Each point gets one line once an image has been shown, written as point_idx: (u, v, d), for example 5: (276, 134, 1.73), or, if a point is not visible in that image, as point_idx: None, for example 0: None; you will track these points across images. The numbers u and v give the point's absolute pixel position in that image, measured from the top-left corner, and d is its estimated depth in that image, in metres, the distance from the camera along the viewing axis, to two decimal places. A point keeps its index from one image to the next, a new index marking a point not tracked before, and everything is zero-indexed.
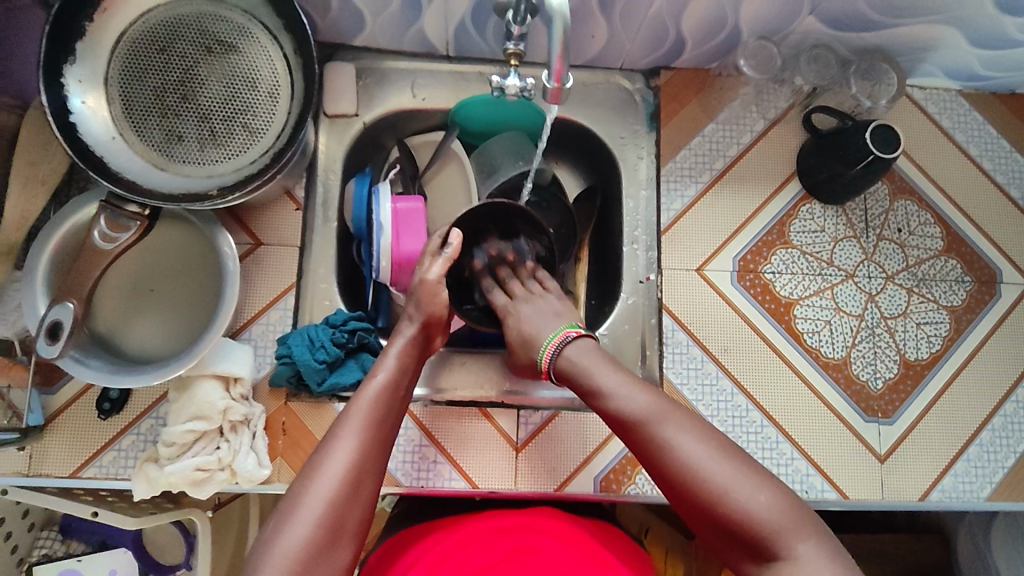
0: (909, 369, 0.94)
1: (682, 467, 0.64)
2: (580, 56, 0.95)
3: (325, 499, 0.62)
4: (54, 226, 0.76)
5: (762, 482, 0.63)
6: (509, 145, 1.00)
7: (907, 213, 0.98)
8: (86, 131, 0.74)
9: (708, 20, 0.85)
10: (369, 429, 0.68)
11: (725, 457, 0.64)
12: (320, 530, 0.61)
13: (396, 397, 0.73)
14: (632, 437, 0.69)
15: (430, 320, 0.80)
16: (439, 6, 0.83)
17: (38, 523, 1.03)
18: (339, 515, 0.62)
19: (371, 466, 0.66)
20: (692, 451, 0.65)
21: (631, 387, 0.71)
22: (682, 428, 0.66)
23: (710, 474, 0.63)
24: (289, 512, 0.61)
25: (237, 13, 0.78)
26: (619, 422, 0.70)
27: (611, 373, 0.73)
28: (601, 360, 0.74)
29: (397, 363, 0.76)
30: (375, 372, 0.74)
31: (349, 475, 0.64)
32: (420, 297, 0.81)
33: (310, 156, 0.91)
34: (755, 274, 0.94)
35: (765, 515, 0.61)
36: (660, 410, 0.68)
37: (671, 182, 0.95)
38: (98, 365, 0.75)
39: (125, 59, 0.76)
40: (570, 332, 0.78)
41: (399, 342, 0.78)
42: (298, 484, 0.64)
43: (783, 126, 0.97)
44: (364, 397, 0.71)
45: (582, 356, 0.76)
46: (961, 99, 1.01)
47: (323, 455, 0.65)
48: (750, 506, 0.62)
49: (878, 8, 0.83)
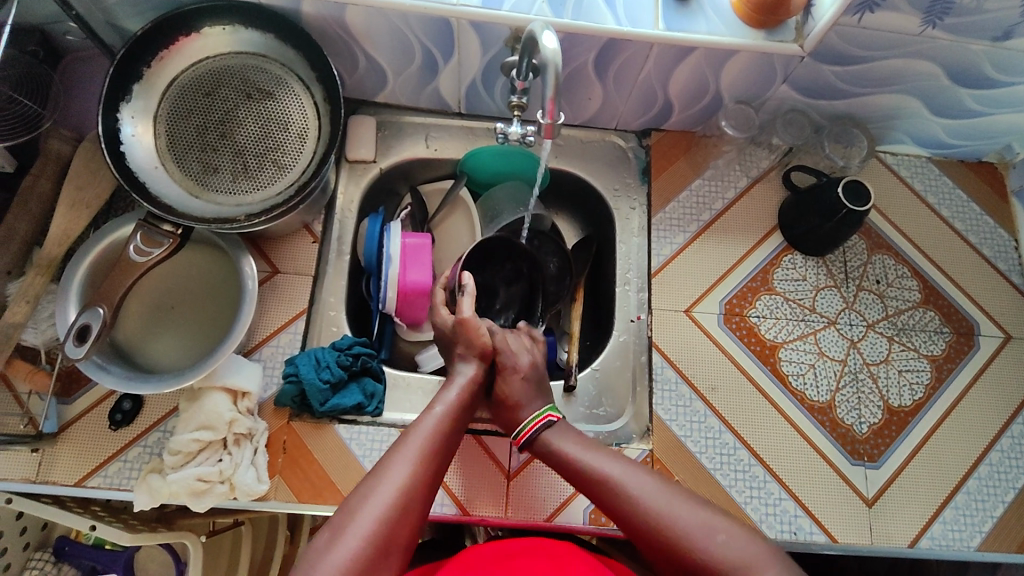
0: (893, 415, 0.96)
1: (643, 514, 0.66)
2: (576, 117, 1.05)
3: (379, 515, 0.62)
4: (93, 243, 0.83)
5: (726, 524, 0.64)
6: (510, 193, 1.10)
7: (884, 266, 1.04)
8: (133, 159, 0.83)
9: (692, 86, 0.95)
10: (426, 457, 0.69)
11: (684, 501, 0.67)
12: (367, 546, 0.60)
13: (453, 429, 0.74)
14: (601, 498, 0.70)
15: (480, 356, 0.83)
16: (454, 69, 0.94)
17: (33, 544, 1.03)
18: (389, 534, 0.62)
19: (425, 493, 0.66)
20: (653, 496, 0.67)
21: (595, 452, 0.74)
22: (644, 481, 0.69)
23: (669, 517, 0.65)
24: (336, 528, 0.61)
25: (276, 65, 0.89)
26: (588, 486, 0.72)
27: (577, 443, 0.76)
28: (569, 436, 0.78)
29: (456, 398, 0.77)
30: (432, 404, 0.75)
31: (402, 496, 0.64)
32: (467, 336, 0.83)
33: (330, 196, 1.00)
34: (741, 317, 0.99)
35: (734, 553, 0.62)
36: (620, 467, 0.71)
37: (661, 230, 1.02)
38: (117, 372, 0.80)
39: (174, 101, 0.86)
40: (551, 416, 0.80)
41: (460, 378, 0.80)
42: (351, 502, 0.64)
43: (765, 184, 1.05)
44: (424, 423, 0.72)
45: (557, 433, 0.78)
46: (930, 165, 1.10)
47: (378, 475, 0.66)
48: (714, 547, 0.62)
49: (844, 78, 0.93)
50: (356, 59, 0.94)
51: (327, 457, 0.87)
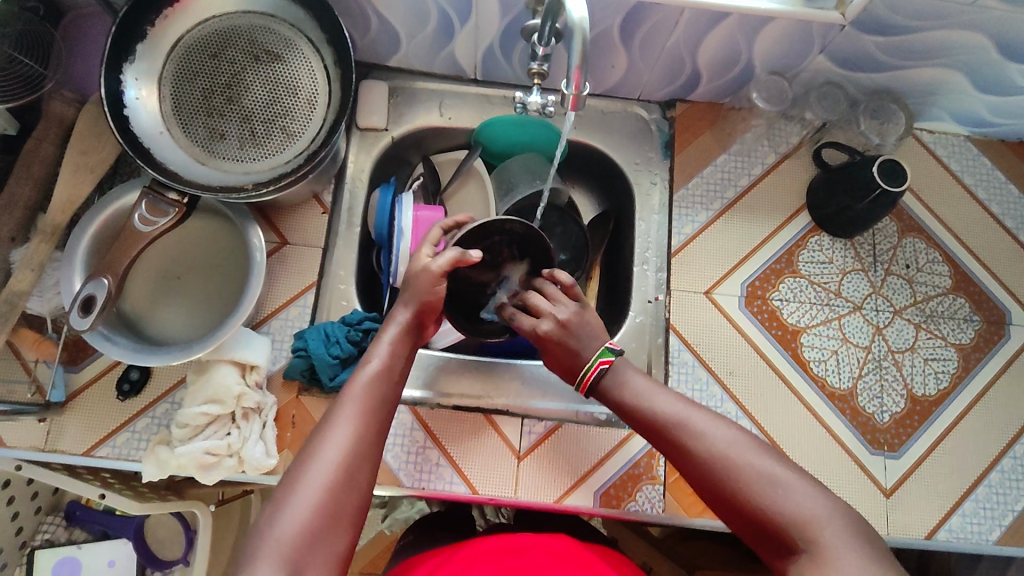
0: (916, 404, 0.93)
1: (713, 460, 0.61)
2: (599, 85, 1.00)
3: (325, 481, 0.56)
4: (97, 211, 0.80)
5: (797, 475, 0.59)
6: (525, 164, 1.04)
7: (915, 251, 0.99)
8: (137, 124, 0.80)
9: (722, 55, 0.90)
10: (367, 416, 0.62)
11: (754, 447, 0.61)
12: (317, 516, 0.55)
13: (391, 381, 0.67)
14: (665, 442, 0.65)
15: (425, 308, 0.75)
16: (470, 32, 0.90)
17: (45, 508, 1.04)
18: (338, 500, 0.56)
19: (371, 453, 0.60)
20: (725, 442, 0.62)
21: (661, 393, 0.69)
22: (712, 424, 0.64)
23: (741, 461, 0.60)
24: (278, 501, 0.56)
25: (284, 26, 0.85)
26: (652, 429, 0.67)
27: (645, 382, 0.71)
28: (637, 374, 0.72)
29: (390, 349, 0.70)
30: (368, 359, 0.68)
31: (344, 461, 0.58)
32: (417, 282, 0.75)
33: (340, 165, 0.96)
34: (763, 300, 0.96)
35: (799, 507, 0.57)
36: (690, 410, 0.66)
37: (683, 208, 0.98)
38: (124, 344, 0.78)
39: (178, 61, 0.82)
40: (605, 361, 0.72)
41: (393, 329, 0.72)
42: (291, 471, 0.58)
43: (794, 160, 1.01)
44: (360, 380, 0.65)
45: (618, 372, 0.72)
46: (969, 144, 1.04)
47: (317, 441, 0.59)
48: (784, 500, 0.57)
49: (885, 49, 0.88)
50: (368, 21, 0.90)
51: None
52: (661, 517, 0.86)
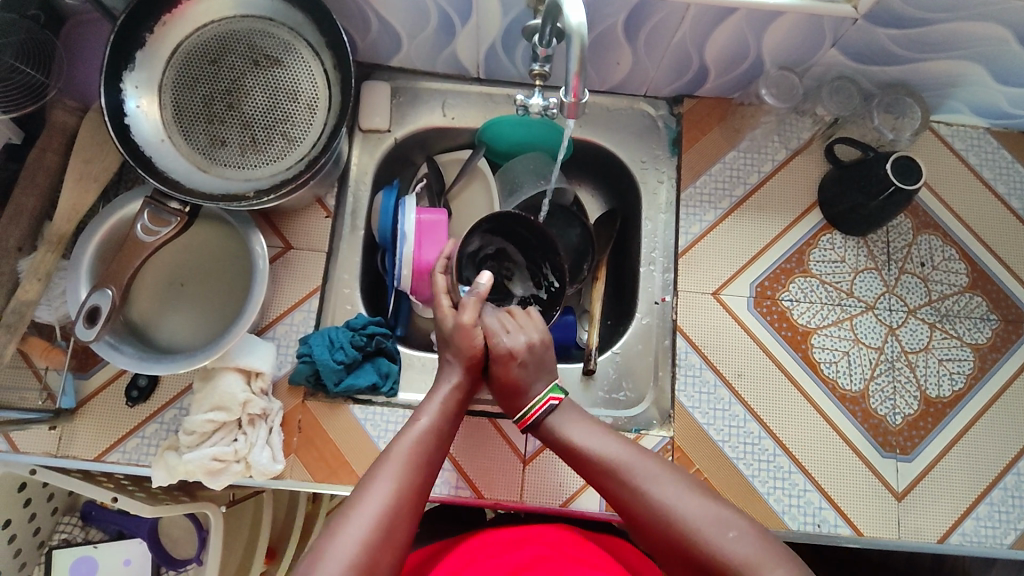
0: (930, 406, 0.91)
1: (654, 510, 0.65)
2: (604, 82, 0.99)
3: (363, 535, 0.59)
4: (103, 220, 0.81)
5: (736, 520, 0.63)
6: (532, 164, 1.04)
7: (930, 248, 0.97)
8: (138, 132, 0.80)
9: (730, 50, 0.88)
10: (411, 471, 0.66)
11: (695, 494, 0.65)
12: (352, 570, 0.57)
13: (435, 444, 0.70)
14: (609, 487, 0.69)
15: (472, 364, 0.78)
16: (472, 30, 0.88)
17: (61, 508, 1.06)
18: (373, 555, 0.59)
19: (410, 509, 0.63)
20: (665, 491, 0.65)
21: (605, 437, 0.72)
22: (654, 472, 0.67)
23: (683, 510, 0.63)
24: (316, 552, 0.58)
25: (284, 31, 0.84)
26: (598, 475, 0.70)
27: (587, 427, 0.74)
28: (580, 416, 0.76)
29: (442, 409, 0.74)
30: (417, 417, 0.72)
31: (386, 515, 0.61)
32: (456, 340, 0.79)
33: (343, 168, 0.96)
34: (773, 301, 0.94)
35: (740, 551, 0.60)
36: (636, 456, 0.69)
37: (690, 207, 0.96)
38: (130, 352, 0.78)
39: (178, 68, 0.82)
40: (554, 398, 0.77)
41: (446, 386, 0.77)
42: (333, 521, 0.61)
43: (806, 156, 0.98)
44: (406, 438, 0.69)
45: (562, 416, 0.76)
46: (989, 136, 1.01)
47: (359, 493, 0.63)
48: (723, 542, 0.61)
49: (900, 42, 0.85)
50: (368, 21, 0.89)
51: (342, 437, 0.86)
52: None
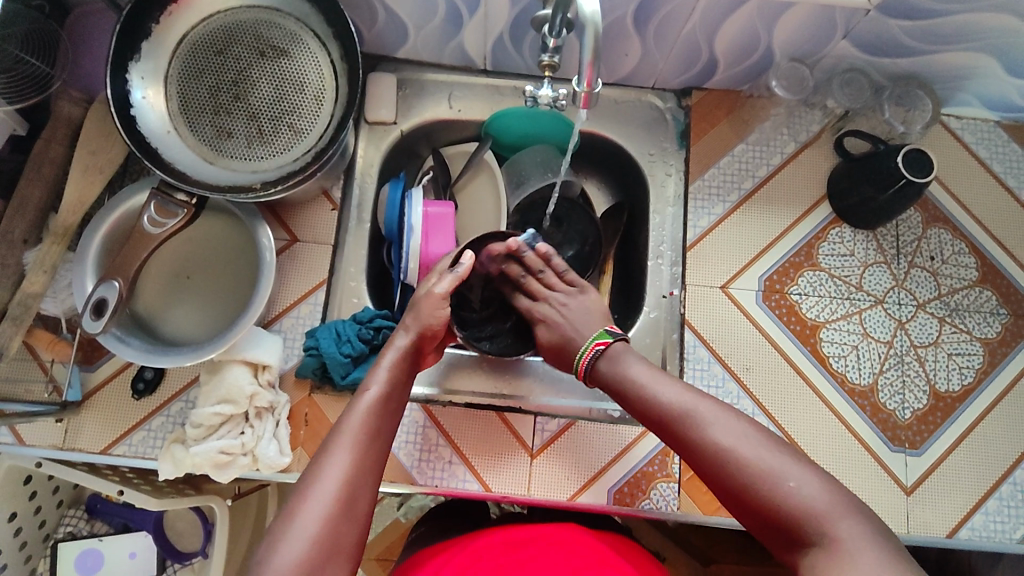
0: (939, 401, 0.91)
1: (710, 452, 0.61)
2: (612, 74, 0.98)
3: (320, 514, 0.57)
4: (108, 211, 0.80)
5: (795, 462, 0.59)
6: (539, 158, 1.04)
7: (940, 242, 0.96)
8: (144, 123, 0.79)
9: (741, 41, 0.87)
10: (364, 442, 0.64)
11: (757, 438, 0.61)
12: (314, 550, 0.56)
13: (388, 412, 0.68)
14: (668, 431, 0.66)
15: (426, 334, 0.78)
16: (480, 21, 0.87)
17: (66, 502, 1.05)
18: (335, 532, 0.57)
19: (368, 481, 0.62)
20: (721, 431, 0.62)
21: (661, 380, 0.70)
22: (712, 412, 0.64)
23: (745, 454, 0.60)
24: (275, 536, 0.56)
25: (290, 21, 0.83)
26: (655, 418, 0.68)
27: (643, 368, 0.72)
28: (635, 359, 0.74)
29: (389, 376, 0.72)
30: (366, 386, 0.70)
31: (345, 491, 0.59)
32: (422, 309, 0.78)
33: (349, 160, 0.95)
34: (781, 294, 0.93)
35: (802, 493, 0.56)
36: (691, 398, 0.66)
37: (699, 200, 0.96)
38: (136, 344, 0.78)
39: (183, 59, 0.81)
40: (600, 344, 0.77)
41: (391, 355, 0.74)
42: (292, 500, 0.59)
43: (815, 149, 0.98)
44: (357, 409, 0.67)
45: (618, 358, 0.74)
46: (999, 130, 1.00)
47: (316, 470, 0.61)
48: (785, 485, 0.57)
49: (912, 33, 0.84)
50: (375, 11, 0.88)
51: None
52: (676, 515, 0.85)
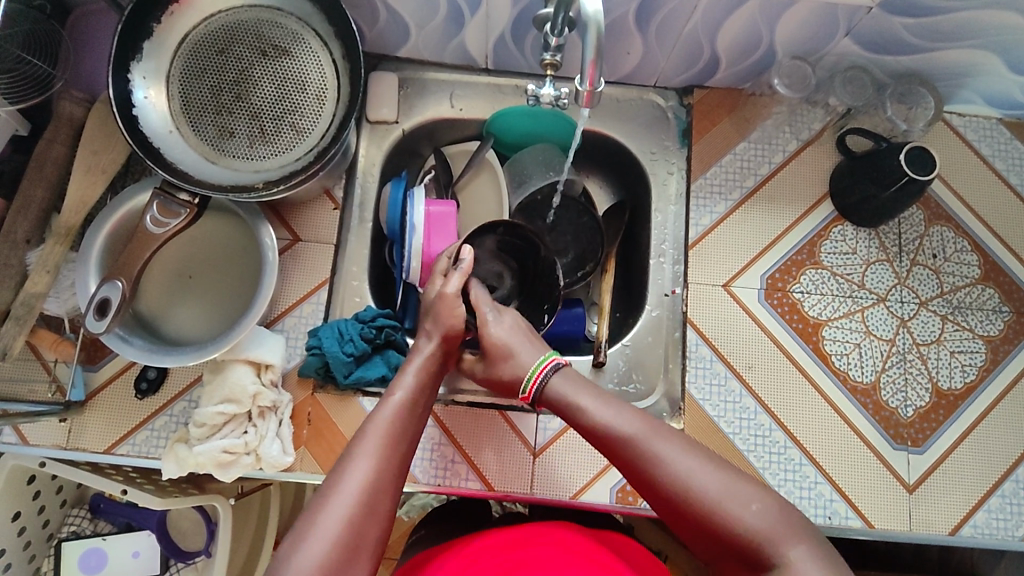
0: (941, 399, 0.91)
1: (670, 484, 0.62)
2: (613, 73, 0.98)
3: (345, 514, 0.58)
4: (111, 211, 0.80)
5: (753, 490, 0.61)
6: (541, 156, 1.04)
7: (943, 239, 0.96)
8: (146, 122, 0.79)
9: (743, 39, 0.87)
10: (390, 445, 0.65)
11: (714, 466, 0.63)
12: (336, 549, 0.57)
13: (413, 417, 0.69)
14: (623, 460, 0.66)
15: (449, 336, 0.78)
16: (481, 20, 0.87)
17: (69, 501, 1.06)
18: (358, 532, 0.58)
19: (393, 484, 0.63)
20: (682, 464, 0.63)
21: (614, 407, 0.69)
22: (670, 445, 0.64)
23: (703, 484, 0.61)
24: (298, 533, 0.57)
25: (292, 20, 0.83)
26: (610, 447, 0.67)
27: (592, 395, 0.71)
28: (584, 386, 0.72)
29: (415, 382, 0.73)
30: (392, 391, 0.71)
31: (368, 492, 0.60)
32: (440, 312, 0.79)
33: (351, 159, 0.95)
34: (784, 293, 0.93)
35: (760, 523, 0.59)
36: (649, 428, 0.66)
37: (701, 198, 0.96)
38: (139, 344, 0.78)
39: (185, 59, 0.81)
40: (554, 362, 0.75)
41: (417, 361, 0.75)
42: (315, 501, 0.60)
43: (817, 147, 0.98)
44: (383, 414, 0.68)
45: (566, 381, 0.73)
46: (1001, 127, 1.00)
47: (340, 472, 0.62)
48: (745, 515, 0.60)
49: (914, 31, 0.84)
50: (377, 11, 0.88)
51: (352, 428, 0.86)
52: None
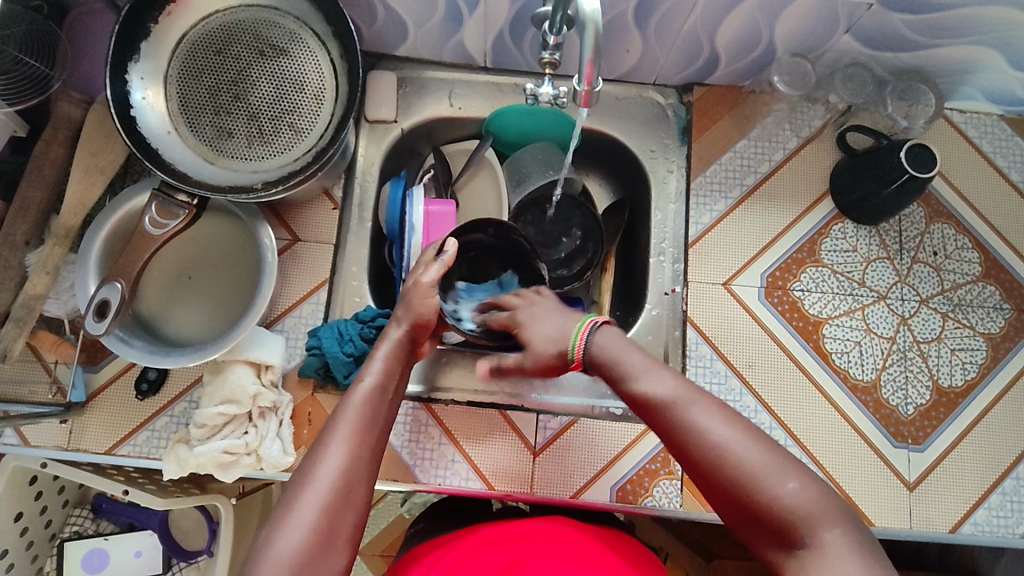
0: (942, 396, 0.91)
1: (709, 452, 0.60)
2: (612, 70, 0.97)
3: (320, 502, 0.59)
4: (110, 213, 0.80)
5: (793, 468, 0.59)
6: (541, 155, 1.04)
7: (943, 237, 0.96)
8: (145, 124, 0.79)
9: (743, 35, 0.87)
10: (360, 432, 0.65)
11: (754, 438, 0.61)
12: (314, 536, 0.57)
13: (382, 403, 0.69)
14: (659, 424, 0.65)
15: (418, 324, 0.77)
16: (480, 19, 0.87)
17: (72, 501, 1.06)
18: (335, 520, 0.59)
19: (366, 472, 0.63)
20: (723, 434, 0.61)
21: (660, 371, 0.68)
22: (714, 413, 0.63)
23: (740, 456, 0.59)
24: (277, 521, 0.58)
25: (290, 20, 0.83)
26: (648, 407, 0.67)
27: (638, 356, 0.70)
28: (632, 348, 0.71)
29: (384, 367, 0.72)
30: (362, 377, 0.70)
31: (341, 481, 0.61)
32: (411, 300, 0.78)
33: (350, 159, 0.95)
34: (784, 291, 0.93)
35: (799, 501, 0.57)
36: (691, 394, 0.64)
37: (700, 197, 0.96)
38: (139, 346, 0.78)
39: (183, 59, 0.81)
40: (598, 321, 0.75)
41: (386, 347, 0.75)
42: (290, 490, 0.61)
43: (817, 144, 0.97)
44: (354, 401, 0.67)
45: (613, 343, 0.72)
46: (1003, 124, 1.00)
47: (313, 461, 0.62)
48: (782, 492, 0.57)
49: (914, 27, 0.83)
50: (375, 10, 0.87)
51: None
52: (678, 512, 0.85)
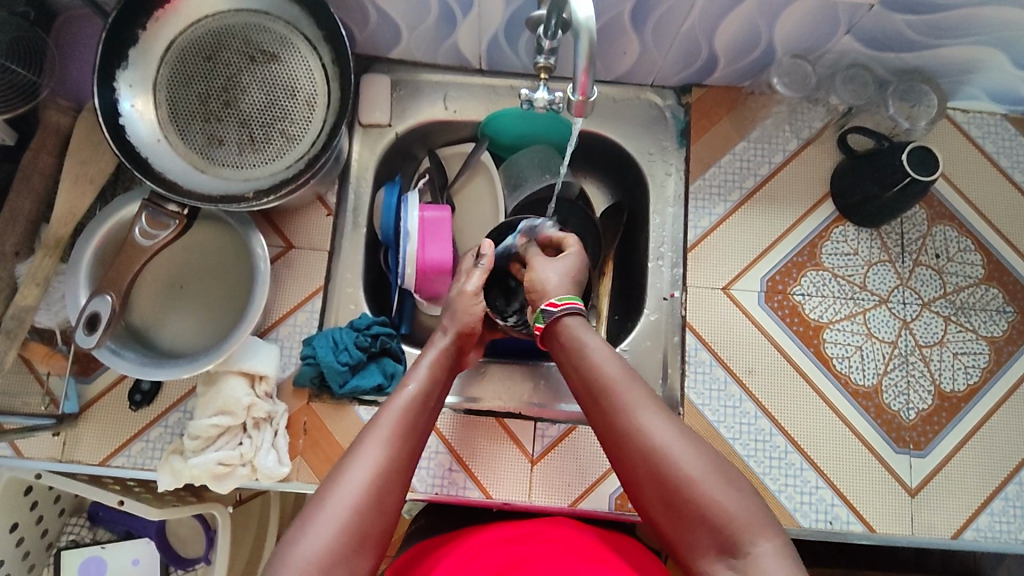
0: (944, 401, 0.90)
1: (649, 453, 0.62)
2: (609, 72, 0.96)
3: (353, 502, 0.58)
4: (101, 223, 0.79)
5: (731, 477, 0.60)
6: (537, 158, 1.01)
7: (946, 239, 0.95)
8: (134, 133, 0.78)
9: (741, 37, 0.85)
10: (401, 437, 0.64)
11: (696, 445, 0.62)
12: (343, 536, 0.57)
13: (424, 410, 0.68)
14: (608, 418, 0.66)
15: (463, 333, 0.78)
16: (474, 22, 0.86)
17: (68, 510, 1.06)
18: (367, 519, 0.58)
19: (401, 476, 0.62)
20: (666, 437, 0.62)
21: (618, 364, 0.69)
22: (662, 413, 0.64)
23: (676, 461, 0.61)
24: (307, 517, 0.57)
25: (280, 24, 0.81)
26: (597, 403, 0.68)
27: (597, 345, 0.71)
28: (594, 337, 0.72)
29: (429, 374, 0.72)
30: (405, 383, 0.70)
31: (377, 481, 0.60)
32: (456, 308, 0.80)
33: (344, 164, 0.94)
34: (784, 295, 0.92)
35: (733, 506, 0.58)
36: (640, 393, 0.65)
37: (699, 200, 0.94)
38: (132, 357, 0.77)
39: (172, 65, 0.80)
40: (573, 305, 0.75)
41: (432, 354, 0.75)
42: (324, 488, 0.60)
43: (817, 146, 0.96)
44: (394, 405, 0.67)
45: (580, 329, 0.73)
46: (1006, 124, 0.98)
47: (349, 461, 0.61)
48: (722, 498, 0.59)
49: (916, 28, 0.82)
50: (367, 13, 0.86)
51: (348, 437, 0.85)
52: None
